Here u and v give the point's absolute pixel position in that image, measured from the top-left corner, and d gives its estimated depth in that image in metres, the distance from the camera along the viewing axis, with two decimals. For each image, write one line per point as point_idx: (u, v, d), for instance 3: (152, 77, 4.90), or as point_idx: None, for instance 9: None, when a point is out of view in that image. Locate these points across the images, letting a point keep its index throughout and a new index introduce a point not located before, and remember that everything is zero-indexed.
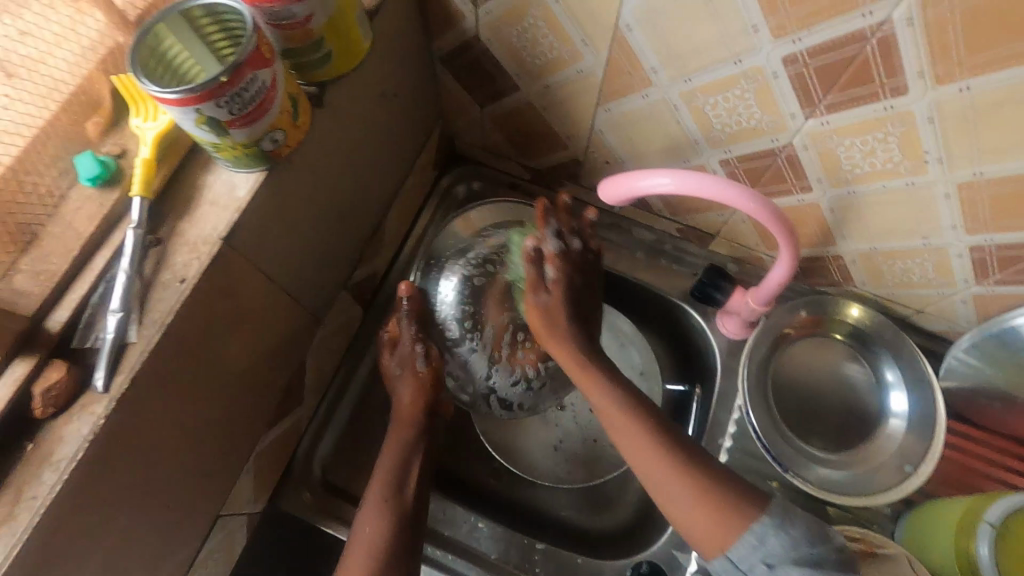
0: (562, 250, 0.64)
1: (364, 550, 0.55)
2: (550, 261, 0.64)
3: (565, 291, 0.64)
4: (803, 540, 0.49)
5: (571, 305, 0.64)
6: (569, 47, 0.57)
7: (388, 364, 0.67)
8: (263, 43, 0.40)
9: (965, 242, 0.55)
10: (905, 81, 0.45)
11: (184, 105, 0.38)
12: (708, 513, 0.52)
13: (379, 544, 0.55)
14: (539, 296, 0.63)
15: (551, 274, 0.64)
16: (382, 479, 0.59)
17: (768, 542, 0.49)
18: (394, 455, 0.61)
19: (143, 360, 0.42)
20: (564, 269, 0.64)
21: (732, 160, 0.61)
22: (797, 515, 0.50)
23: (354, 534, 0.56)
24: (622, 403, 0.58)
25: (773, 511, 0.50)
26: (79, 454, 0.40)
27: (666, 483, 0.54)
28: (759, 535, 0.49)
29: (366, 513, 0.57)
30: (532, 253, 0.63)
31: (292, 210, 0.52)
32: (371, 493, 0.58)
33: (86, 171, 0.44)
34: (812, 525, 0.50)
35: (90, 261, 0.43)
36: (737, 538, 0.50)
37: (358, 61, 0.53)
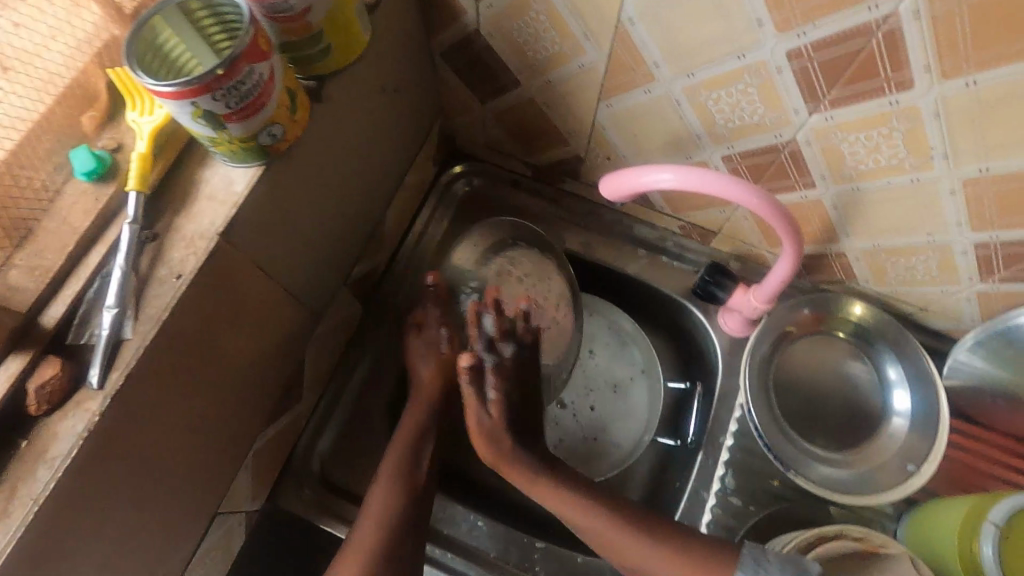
0: (497, 365, 0.64)
1: (369, 531, 0.58)
2: (488, 375, 0.63)
3: (506, 406, 0.63)
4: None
5: (515, 429, 0.63)
6: (571, 42, 0.56)
7: (413, 344, 0.69)
8: (260, 36, 0.39)
9: (970, 239, 0.55)
10: (911, 75, 0.44)
11: (181, 99, 0.37)
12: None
13: (386, 531, 0.58)
14: (480, 415, 0.62)
15: (490, 402, 0.62)
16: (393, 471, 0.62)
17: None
18: (403, 440, 0.64)
19: (140, 356, 0.41)
20: (503, 384, 0.63)
21: (734, 156, 0.60)
22: (769, 560, 0.55)
23: (360, 517, 0.60)
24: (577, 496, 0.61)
25: (747, 565, 0.55)
26: (74, 450, 0.39)
27: (642, 557, 0.58)
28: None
29: (376, 493, 0.61)
30: (470, 370, 0.62)
31: (291, 206, 0.52)
32: (379, 481, 0.61)
33: (82, 165, 0.43)
34: (787, 563, 0.54)
35: (86, 256, 0.43)
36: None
37: (356, 55, 0.52)
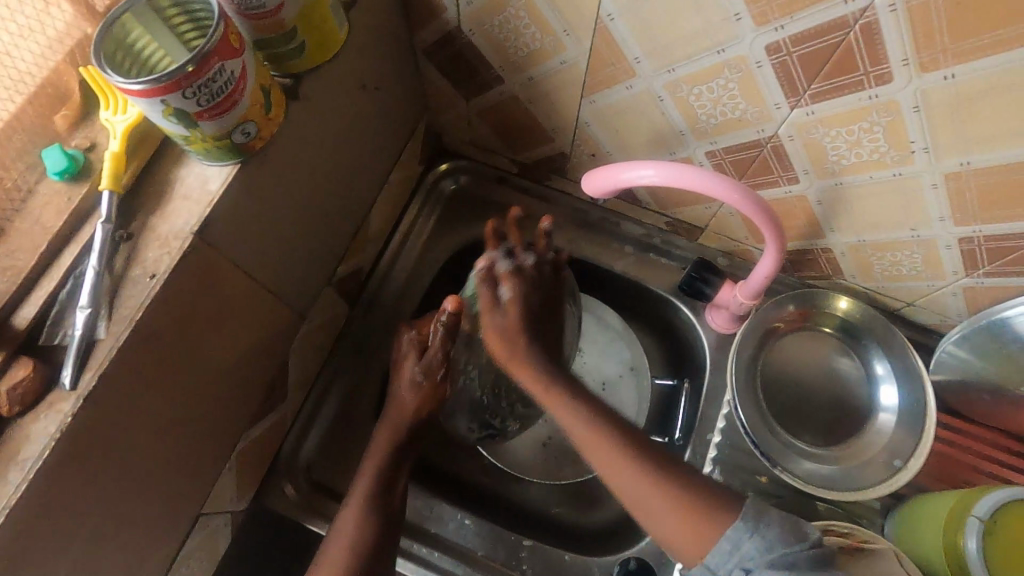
0: (516, 269, 0.61)
1: (344, 549, 0.57)
2: (503, 280, 0.60)
3: (521, 308, 0.60)
4: (780, 540, 0.47)
5: (535, 334, 0.60)
6: (551, 37, 0.56)
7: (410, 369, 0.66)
8: (231, 32, 0.39)
9: (953, 233, 0.54)
10: (890, 69, 0.44)
11: (151, 96, 0.37)
12: (688, 527, 0.50)
13: (360, 549, 0.57)
14: (493, 316, 0.59)
15: (505, 301, 0.60)
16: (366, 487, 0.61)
17: (744, 545, 0.47)
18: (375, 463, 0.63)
19: (113, 356, 0.41)
20: (519, 287, 0.60)
21: (718, 152, 0.60)
22: (772, 515, 0.48)
23: (329, 543, 0.58)
24: (585, 417, 0.56)
25: (747, 515, 0.49)
26: (46, 452, 0.39)
27: (644, 492, 0.53)
28: (734, 541, 0.48)
29: (346, 516, 0.59)
30: (484, 274, 0.61)
31: (269, 204, 0.52)
32: (350, 505, 0.60)
33: (53, 165, 0.43)
34: (790, 523, 0.48)
35: (59, 256, 0.43)
36: (714, 545, 0.49)
37: (333, 52, 0.52)
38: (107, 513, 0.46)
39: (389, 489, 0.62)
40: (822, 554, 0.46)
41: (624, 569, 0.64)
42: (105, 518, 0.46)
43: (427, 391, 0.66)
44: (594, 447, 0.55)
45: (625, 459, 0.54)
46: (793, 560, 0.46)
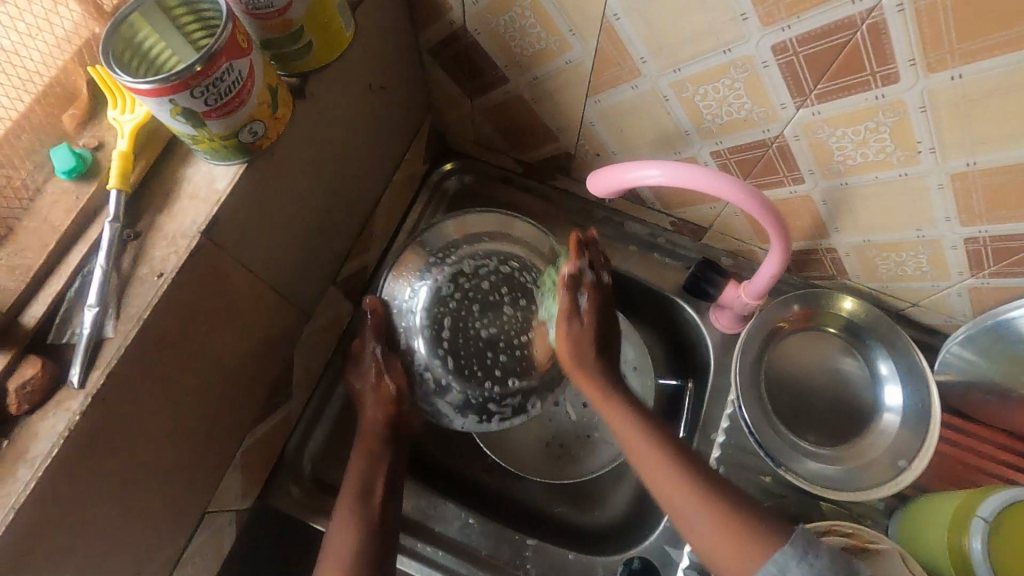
0: (597, 281, 0.66)
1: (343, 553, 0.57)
2: (586, 289, 0.66)
3: (597, 321, 0.66)
4: (831, 571, 0.46)
5: (600, 345, 0.66)
6: (556, 37, 0.56)
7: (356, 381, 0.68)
8: (239, 32, 0.39)
9: (959, 234, 0.54)
10: (896, 69, 0.44)
11: (160, 96, 0.37)
12: (728, 538, 0.52)
13: (352, 554, 0.57)
14: (572, 320, 0.65)
15: (585, 307, 0.66)
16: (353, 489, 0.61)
17: (791, 571, 0.47)
18: (361, 467, 0.63)
19: (121, 354, 0.41)
20: (596, 299, 0.66)
21: (723, 152, 0.60)
22: (821, 546, 0.48)
23: (326, 550, 0.58)
24: (641, 428, 0.61)
25: (795, 543, 0.48)
26: (54, 450, 0.39)
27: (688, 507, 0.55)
28: (781, 566, 0.47)
29: (336, 525, 0.59)
30: (569, 280, 0.65)
31: (275, 203, 0.52)
32: (344, 506, 0.60)
33: (62, 164, 0.43)
34: (839, 556, 0.47)
35: (67, 256, 0.43)
36: (761, 567, 0.48)
37: (340, 52, 0.52)
38: (114, 511, 0.46)
39: (374, 488, 0.62)
40: None
41: (627, 569, 0.64)
42: (112, 515, 0.46)
43: (379, 394, 0.67)
44: (641, 457, 0.60)
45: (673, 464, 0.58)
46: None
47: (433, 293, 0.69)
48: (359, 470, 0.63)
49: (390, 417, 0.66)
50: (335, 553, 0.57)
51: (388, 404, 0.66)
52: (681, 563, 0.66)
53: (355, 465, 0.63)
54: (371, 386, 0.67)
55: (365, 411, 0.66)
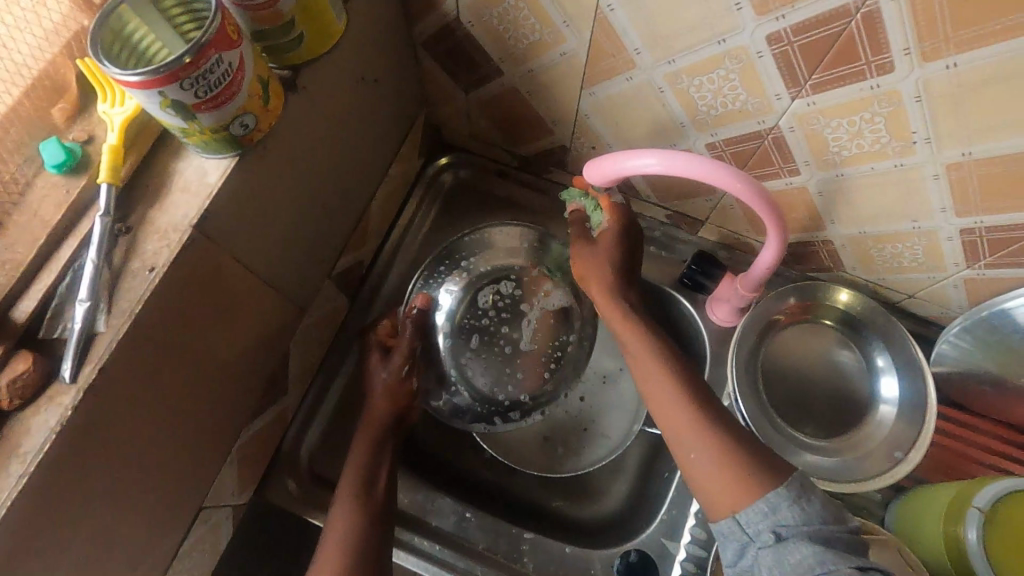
0: (624, 205, 0.65)
1: (340, 542, 0.58)
2: (608, 212, 0.65)
3: (616, 243, 0.65)
4: (822, 517, 0.45)
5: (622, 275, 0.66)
6: (551, 28, 0.55)
7: (376, 369, 0.70)
8: (228, 24, 0.39)
9: (954, 225, 0.54)
10: (891, 58, 0.43)
11: (149, 88, 0.37)
12: (722, 478, 0.50)
13: (354, 539, 0.58)
14: (586, 248, 0.66)
15: (601, 236, 0.66)
16: (352, 481, 0.62)
17: (782, 511, 0.46)
18: (362, 458, 0.64)
19: (112, 348, 0.41)
20: (617, 223, 0.65)
21: (718, 144, 0.60)
22: (816, 491, 0.47)
23: (327, 528, 0.60)
24: (673, 378, 0.58)
25: (791, 485, 0.47)
26: (46, 446, 0.39)
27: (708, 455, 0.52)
28: (772, 504, 0.46)
29: (339, 506, 0.60)
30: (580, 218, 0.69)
31: (268, 197, 0.51)
32: (343, 499, 0.61)
33: (51, 158, 0.43)
34: (831, 504, 0.46)
35: (57, 251, 0.43)
36: (751, 504, 0.47)
37: (331, 45, 0.52)
38: (108, 505, 0.46)
39: (378, 478, 0.64)
40: (861, 544, 0.44)
41: (624, 562, 0.65)
42: (106, 510, 0.46)
43: (395, 386, 0.69)
44: (656, 387, 0.59)
45: (685, 398, 0.57)
46: (829, 534, 0.44)
47: (465, 301, 0.75)
48: (361, 460, 0.64)
49: (398, 411, 0.69)
50: (337, 543, 0.58)
51: (400, 397, 0.69)
52: (678, 555, 0.66)
53: (360, 453, 0.65)
54: (394, 379, 0.70)
55: (374, 397, 0.69)
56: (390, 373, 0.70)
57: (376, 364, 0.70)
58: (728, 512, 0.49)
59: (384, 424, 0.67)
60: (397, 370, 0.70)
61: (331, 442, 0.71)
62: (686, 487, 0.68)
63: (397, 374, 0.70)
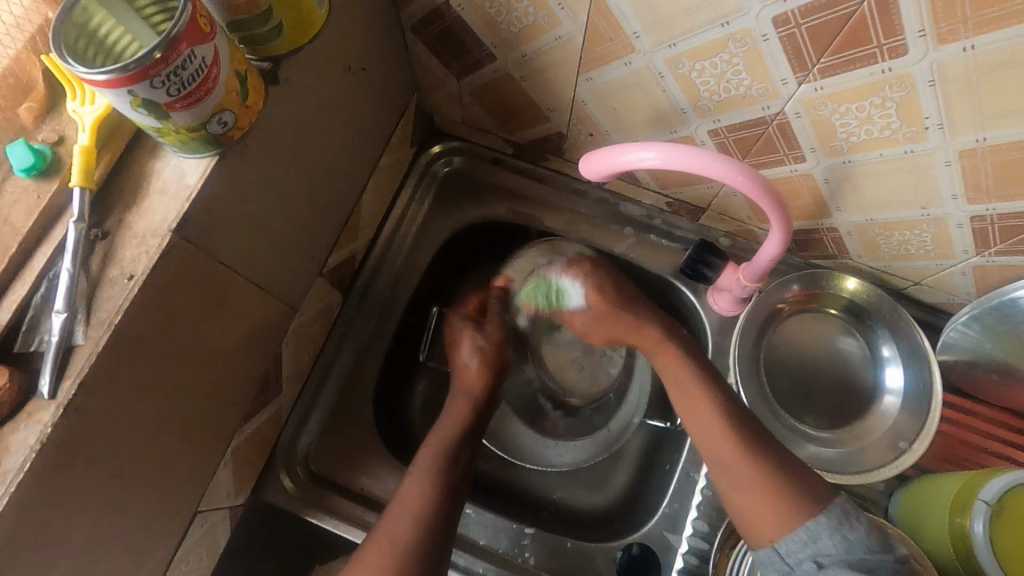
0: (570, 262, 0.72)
1: (407, 512, 0.57)
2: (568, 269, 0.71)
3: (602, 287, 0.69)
4: (863, 546, 0.46)
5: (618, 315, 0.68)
6: (545, 11, 0.53)
7: (468, 338, 0.72)
8: (199, 15, 0.36)
9: (966, 212, 0.52)
10: (905, 41, 0.41)
11: (117, 87, 0.34)
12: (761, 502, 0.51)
13: (423, 515, 0.57)
14: (581, 311, 0.71)
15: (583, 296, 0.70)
16: (435, 451, 0.63)
17: (821, 540, 0.47)
18: (442, 435, 0.65)
19: (91, 362, 0.40)
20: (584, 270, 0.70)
21: (721, 130, 0.58)
22: (859, 518, 0.48)
23: (401, 490, 0.60)
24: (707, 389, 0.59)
25: (832, 512, 0.49)
26: (27, 464, 0.37)
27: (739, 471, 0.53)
28: (812, 533, 0.48)
29: (414, 471, 0.61)
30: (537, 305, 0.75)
31: (253, 195, 0.49)
32: (421, 466, 0.61)
33: (19, 161, 0.41)
34: (877, 532, 0.47)
35: (31, 259, 0.41)
36: (790, 533, 0.49)
37: (313, 35, 0.50)
38: (100, 519, 0.45)
39: (457, 454, 0.63)
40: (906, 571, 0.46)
41: (626, 555, 0.65)
42: (98, 525, 0.45)
43: (486, 358, 0.71)
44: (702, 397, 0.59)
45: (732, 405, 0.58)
46: (873, 562, 0.45)
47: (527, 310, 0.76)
48: (445, 433, 0.65)
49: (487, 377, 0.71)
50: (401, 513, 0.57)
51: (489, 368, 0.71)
52: (679, 548, 0.65)
53: (442, 428, 0.65)
54: (485, 351, 0.71)
55: (463, 357, 0.71)
56: (484, 341, 0.72)
57: (471, 333, 0.73)
58: (768, 541, 0.50)
59: (477, 399, 0.69)
60: (488, 341, 0.72)
61: (326, 440, 0.70)
62: (687, 480, 0.68)
63: (493, 340, 0.73)
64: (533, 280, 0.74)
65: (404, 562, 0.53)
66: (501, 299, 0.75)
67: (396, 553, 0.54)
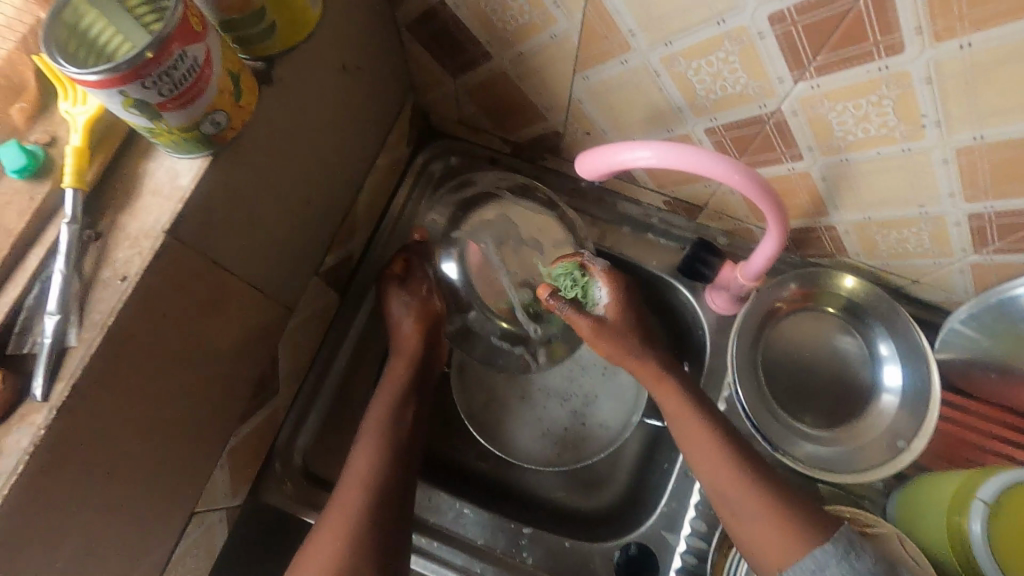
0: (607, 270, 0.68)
1: (356, 490, 0.59)
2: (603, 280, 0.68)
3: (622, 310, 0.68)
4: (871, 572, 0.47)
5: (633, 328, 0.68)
6: (540, 10, 0.53)
7: (395, 297, 0.71)
8: (191, 15, 0.36)
9: (963, 210, 0.52)
10: (901, 38, 0.41)
11: (109, 87, 0.34)
12: (766, 526, 0.54)
13: (373, 486, 0.60)
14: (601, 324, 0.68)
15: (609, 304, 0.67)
16: (379, 417, 0.65)
17: (829, 569, 0.49)
18: (387, 404, 0.66)
19: (85, 364, 0.39)
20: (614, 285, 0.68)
21: (718, 128, 0.57)
22: (865, 547, 0.49)
23: (349, 469, 0.62)
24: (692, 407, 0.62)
25: (839, 541, 0.50)
26: (20, 466, 0.37)
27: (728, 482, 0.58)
28: (819, 562, 0.49)
29: (361, 449, 0.63)
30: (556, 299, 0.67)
31: (248, 196, 0.49)
32: (367, 433, 0.64)
33: (11, 163, 0.41)
34: (883, 562, 0.48)
35: (24, 260, 0.41)
36: (799, 562, 0.51)
37: (307, 34, 0.49)
38: (96, 522, 0.45)
39: (400, 417, 0.66)
40: None
41: (624, 555, 0.65)
42: (94, 527, 0.45)
43: (422, 309, 0.71)
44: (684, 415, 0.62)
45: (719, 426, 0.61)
46: None
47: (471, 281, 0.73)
48: (384, 402, 0.66)
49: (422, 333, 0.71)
50: (354, 485, 0.60)
51: (427, 316, 0.71)
52: (678, 547, 0.65)
53: (385, 391, 0.67)
54: (415, 307, 0.71)
55: (403, 325, 0.70)
56: (414, 297, 0.71)
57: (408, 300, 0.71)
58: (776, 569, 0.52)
59: (417, 359, 0.70)
60: (420, 296, 0.71)
61: (323, 441, 0.70)
62: (685, 479, 0.67)
63: (422, 295, 0.71)
64: (568, 266, 0.68)
65: (353, 535, 0.56)
66: (416, 251, 0.73)
67: (347, 526, 0.57)
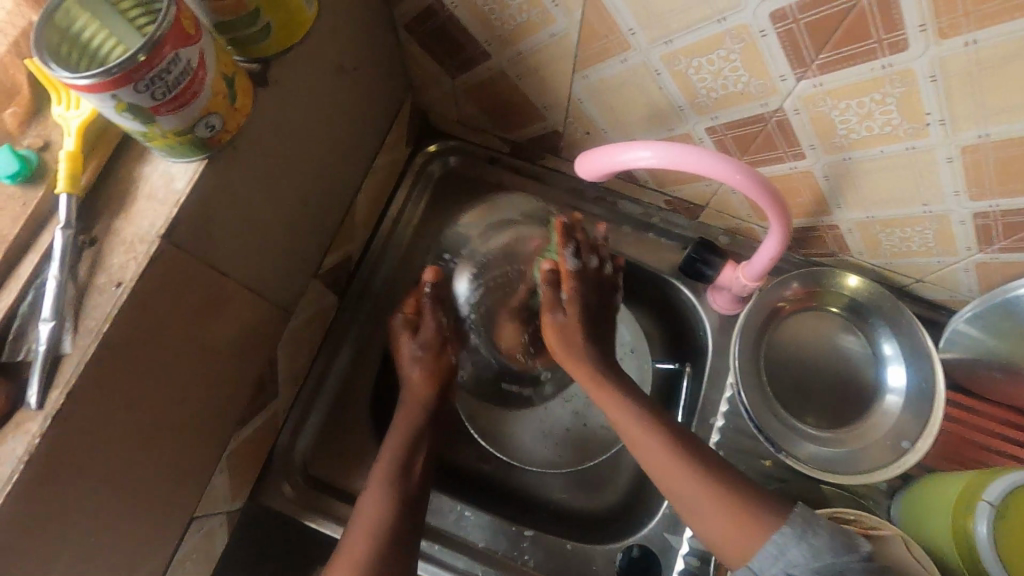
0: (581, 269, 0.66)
1: (364, 532, 0.57)
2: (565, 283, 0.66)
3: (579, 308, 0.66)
4: (829, 548, 0.48)
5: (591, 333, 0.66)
6: (539, 9, 0.52)
7: (406, 345, 0.68)
8: (184, 17, 0.36)
9: (968, 208, 0.51)
10: (906, 35, 0.40)
11: (100, 91, 0.34)
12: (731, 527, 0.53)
13: (384, 520, 0.58)
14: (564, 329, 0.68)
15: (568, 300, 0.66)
16: (392, 454, 0.63)
17: (790, 552, 0.49)
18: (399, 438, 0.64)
19: (80, 371, 0.39)
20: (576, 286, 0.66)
21: (719, 128, 0.57)
22: (822, 523, 0.50)
23: (358, 508, 0.59)
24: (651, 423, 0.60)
25: (795, 521, 0.51)
26: (14, 475, 0.37)
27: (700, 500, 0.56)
28: (780, 546, 0.50)
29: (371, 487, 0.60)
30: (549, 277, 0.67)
31: (244, 200, 0.49)
32: (377, 475, 0.61)
33: (4, 167, 0.40)
34: (839, 535, 0.49)
35: (18, 266, 0.41)
36: (761, 549, 0.51)
37: (303, 34, 0.49)
38: (93, 529, 0.44)
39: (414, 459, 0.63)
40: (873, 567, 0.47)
41: (625, 557, 0.65)
42: (91, 535, 0.44)
43: (431, 359, 0.69)
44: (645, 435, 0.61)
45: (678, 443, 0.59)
46: (842, 566, 0.47)
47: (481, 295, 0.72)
48: (397, 442, 0.64)
49: (435, 381, 0.68)
50: (363, 523, 0.58)
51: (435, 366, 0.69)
52: (680, 549, 0.65)
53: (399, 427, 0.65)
54: (427, 358, 0.68)
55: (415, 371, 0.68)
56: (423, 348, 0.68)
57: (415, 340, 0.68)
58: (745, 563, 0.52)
59: (429, 405, 0.67)
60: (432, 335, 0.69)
61: (323, 444, 0.69)
62: None
63: (432, 346, 0.69)
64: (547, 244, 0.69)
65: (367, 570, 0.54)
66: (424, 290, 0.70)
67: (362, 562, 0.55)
